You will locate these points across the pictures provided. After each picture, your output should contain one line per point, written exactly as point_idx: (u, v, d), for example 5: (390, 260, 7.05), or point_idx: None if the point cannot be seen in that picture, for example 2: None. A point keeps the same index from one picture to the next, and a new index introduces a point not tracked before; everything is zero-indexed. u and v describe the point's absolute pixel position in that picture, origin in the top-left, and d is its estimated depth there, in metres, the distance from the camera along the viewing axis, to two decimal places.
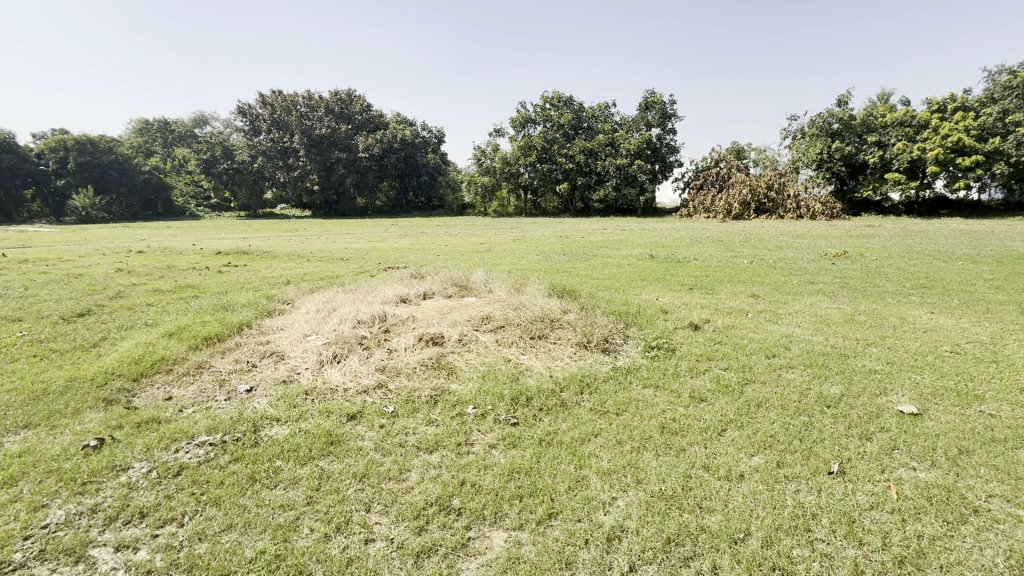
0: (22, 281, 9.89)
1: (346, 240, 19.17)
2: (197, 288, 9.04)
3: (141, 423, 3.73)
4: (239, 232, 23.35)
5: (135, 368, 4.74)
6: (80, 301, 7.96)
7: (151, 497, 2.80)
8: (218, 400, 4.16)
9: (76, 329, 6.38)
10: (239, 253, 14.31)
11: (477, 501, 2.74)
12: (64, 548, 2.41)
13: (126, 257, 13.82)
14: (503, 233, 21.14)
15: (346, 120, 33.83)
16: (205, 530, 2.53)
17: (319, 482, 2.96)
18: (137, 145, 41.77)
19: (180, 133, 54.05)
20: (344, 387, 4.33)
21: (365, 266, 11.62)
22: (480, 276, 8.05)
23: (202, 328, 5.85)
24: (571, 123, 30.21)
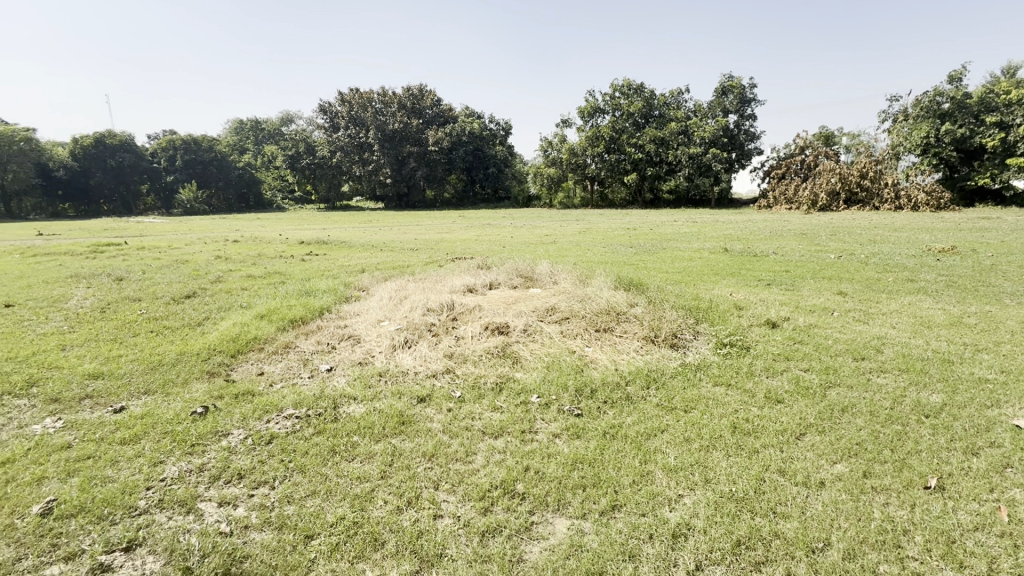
0: (141, 265, 11.25)
1: (416, 231, 19.94)
2: (283, 274, 9.82)
3: (239, 394, 4.15)
4: (320, 224, 25.00)
5: (232, 345, 5.25)
6: (187, 284, 8.90)
7: (247, 461, 3.11)
8: (303, 377, 4.53)
9: (184, 308, 7.16)
10: (319, 243, 15.31)
11: (541, 487, 2.79)
12: (178, 499, 2.74)
13: (223, 245, 15.26)
14: (568, 225, 20.98)
15: (417, 115, 34.98)
16: (293, 494, 2.78)
17: (391, 458, 3.14)
18: (233, 144, 45.79)
19: (269, 132, 58.56)
20: (415, 370, 4.55)
21: (434, 256, 12.02)
22: (546, 267, 8.07)
23: (289, 311, 6.36)
24: (641, 112, 29.26)
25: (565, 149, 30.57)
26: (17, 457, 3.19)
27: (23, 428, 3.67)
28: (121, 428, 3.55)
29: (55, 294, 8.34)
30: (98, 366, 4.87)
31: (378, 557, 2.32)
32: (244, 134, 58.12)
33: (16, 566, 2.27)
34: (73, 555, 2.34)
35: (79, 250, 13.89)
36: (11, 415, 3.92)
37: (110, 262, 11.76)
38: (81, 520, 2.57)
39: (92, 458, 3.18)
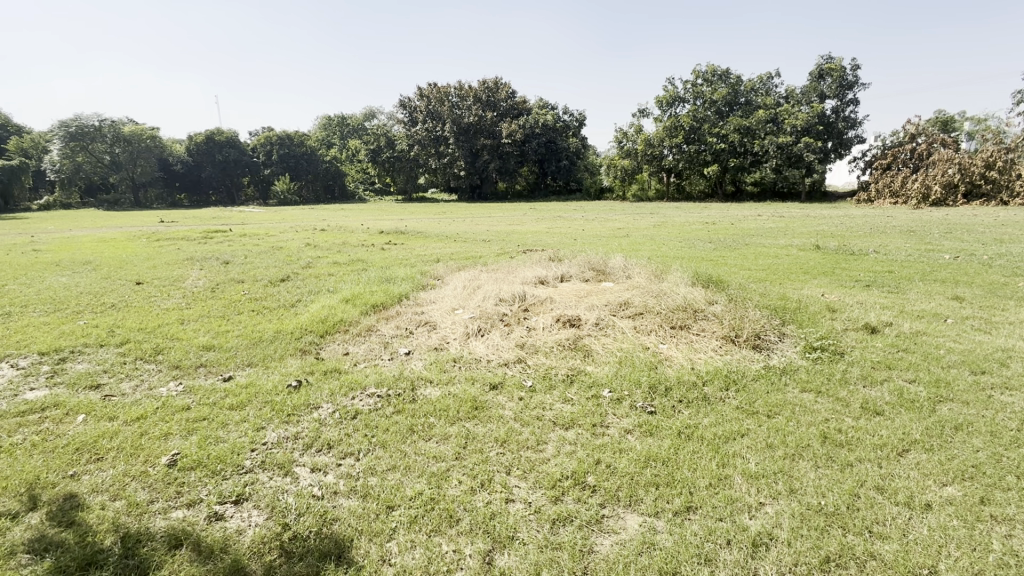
0: (244, 250, 12.43)
1: (488, 223, 20.29)
2: (365, 262, 10.41)
3: (328, 371, 4.49)
4: (397, 214, 26.17)
5: (322, 326, 5.68)
6: (281, 269, 9.71)
7: (335, 433, 3.37)
8: (384, 359, 4.81)
9: (279, 291, 7.82)
10: (397, 233, 16.06)
11: (612, 481, 2.78)
12: (277, 463, 3.03)
13: (313, 234, 16.45)
14: (642, 218, 20.35)
15: (492, 108, 35.47)
16: (376, 467, 2.98)
17: (465, 441, 3.26)
18: (321, 139, 49.06)
19: (354, 127, 62.13)
20: (487, 358, 4.67)
21: (506, 248, 12.18)
22: (619, 261, 7.91)
23: (371, 297, 6.75)
24: (726, 99, 27.65)
25: (641, 139, 29.63)
26: (148, 414, 3.67)
27: (152, 389, 4.21)
28: (230, 396, 3.97)
29: (175, 274, 9.45)
30: (210, 339, 5.47)
31: (453, 532, 2.42)
32: (331, 128, 61.97)
33: (150, 506, 2.62)
34: (193, 502, 2.66)
35: (193, 236, 15.58)
36: (143, 377, 4.51)
37: (219, 247, 13.12)
38: (199, 473, 2.91)
39: (207, 419, 3.58)
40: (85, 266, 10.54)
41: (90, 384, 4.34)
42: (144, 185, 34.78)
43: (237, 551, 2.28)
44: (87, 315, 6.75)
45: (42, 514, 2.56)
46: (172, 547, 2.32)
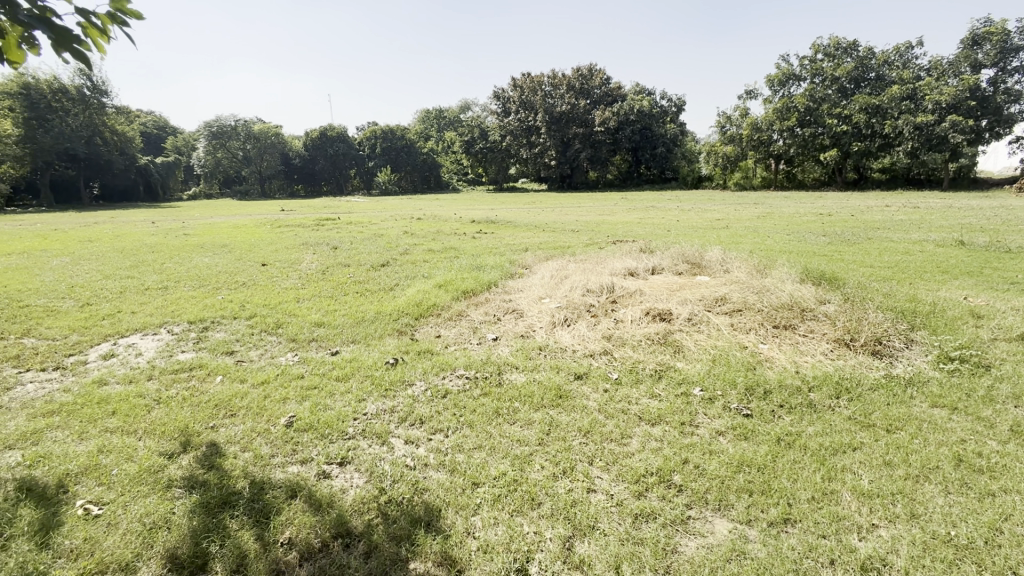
0: (350, 237, 13.53)
1: (577, 213, 20.10)
2: (457, 249, 10.83)
3: (422, 351, 4.77)
4: (488, 204, 26.82)
5: (417, 309, 6.04)
6: (382, 254, 10.42)
7: (427, 410, 3.59)
8: (472, 343, 4.99)
9: (380, 275, 8.42)
10: (489, 223, 16.50)
11: (700, 483, 2.66)
12: (376, 432, 3.29)
13: (411, 222, 17.47)
14: (744, 209, 18.97)
15: (585, 95, 35.06)
16: (463, 445, 3.12)
17: (548, 428, 3.30)
18: (421, 132, 51.69)
19: (450, 120, 64.87)
20: (573, 348, 4.67)
21: (595, 238, 12.00)
22: (717, 254, 7.46)
23: (462, 283, 7.02)
24: (851, 75, 24.82)
25: (746, 123, 27.51)
26: (270, 379, 4.17)
27: (274, 358, 4.77)
28: (337, 368, 4.39)
29: (293, 258, 10.54)
30: (321, 316, 6.05)
31: (535, 514, 2.47)
32: (429, 123, 65.23)
33: (271, 460, 2.98)
34: (306, 459, 2.98)
35: (308, 223, 17.27)
36: (267, 347, 5.13)
37: (329, 234, 14.40)
38: (312, 434, 3.26)
39: (317, 388, 3.99)
40: (223, 249, 12.14)
41: (225, 351, 5.01)
42: (268, 178, 39.13)
43: (341, 507, 2.51)
44: (224, 291, 7.78)
45: (191, 457, 3.02)
46: (289, 496, 2.62)
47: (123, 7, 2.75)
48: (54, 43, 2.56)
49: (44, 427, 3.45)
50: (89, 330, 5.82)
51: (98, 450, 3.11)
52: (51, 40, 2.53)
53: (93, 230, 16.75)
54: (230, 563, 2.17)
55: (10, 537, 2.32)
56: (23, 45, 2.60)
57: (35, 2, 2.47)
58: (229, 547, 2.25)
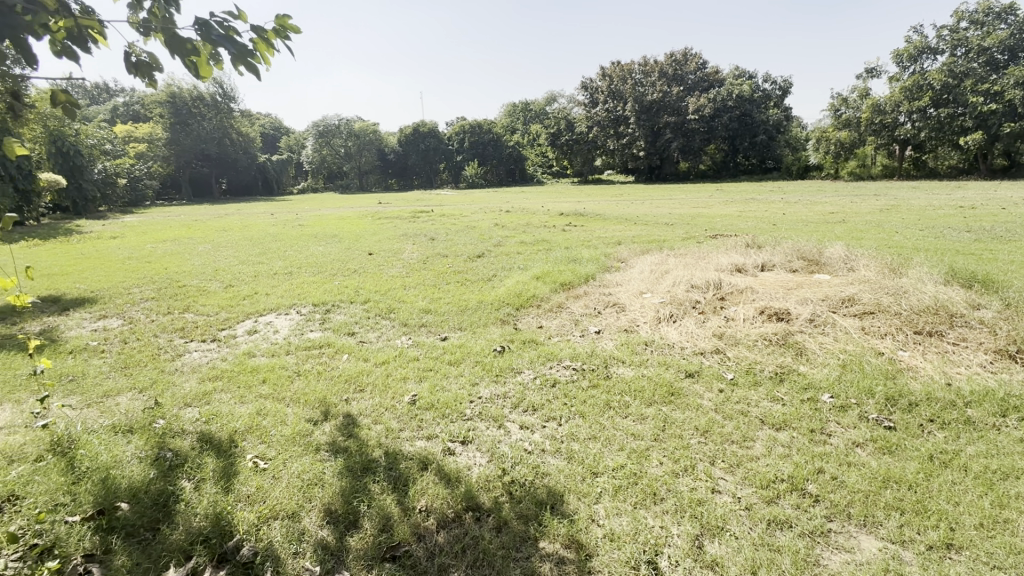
0: (445, 228, 14.11)
1: (669, 205, 19.28)
2: (549, 242, 10.88)
3: (526, 340, 4.89)
4: (574, 197, 26.62)
5: (517, 300, 6.18)
6: (477, 246, 10.76)
7: (538, 397, 3.68)
8: (575, 335, 5.02)
9: (477, 265, 8.72)
10: (577, 215, 16.39)
11: (841, 495, 2.48)
12: (492, 415, 3.44)
13: (500, 215, 17.85)
14: (863, 201, 17.12)
15: (679, 82, 33.59)
16: (577, 434, 3.17)
17: (663, 424, 3.25)
18: (508, 126, 52.47)
19: (535, 113, 65.32)
20: (681, 345, 4.53)
21: (692, 232, 11.48)
22: (838, 251, 6.82)
23: (560, 275, 7.06)
24: (1004, 45, 21.44)
25: (866, 104, 24.66)
26: (390, 360, 4.51)
27: (391, 340, 5.14)
28: (448, 353, 4.63)
29: (395, 248, 11.22)
30: (428, 304, 6.40)
31: (658, 509, 2.45)
32: (515, 116, 66.14)
33: (401, 433, 3.23)
34: (431, 436, 3.19)
35: (405, 215, 18.26)
36: (383, 330, 5.54)
37: (426, 225, 15.12)
38: (434, 413, 3.49)
39: (433, 370, 4.24)
40: (334, 239, 13.22)
41: (348, 332, 5.49)
42: (366, 172, 41.82)
43: (468, 483, 2.68)
44: (339, 277, 8.48)
45: (332, 425, 3.37)
46: (421, 467, 2.83)
47: (287, 23, 3.09)
48: (235, 58, 2.94)
49: (213, 389, 4.03)
50: (234, 309, 6.65)
51: (256, 412, 3.57)
52: (233, 55, 2.90)
53: (226, 221, 18.98)
54: (377, 521, 2.40)
55: (201, 479, 2.76)
56: (211, 62, 3.00)
57: (222, 23, 2.84)
58: (375, 508, 2.49)
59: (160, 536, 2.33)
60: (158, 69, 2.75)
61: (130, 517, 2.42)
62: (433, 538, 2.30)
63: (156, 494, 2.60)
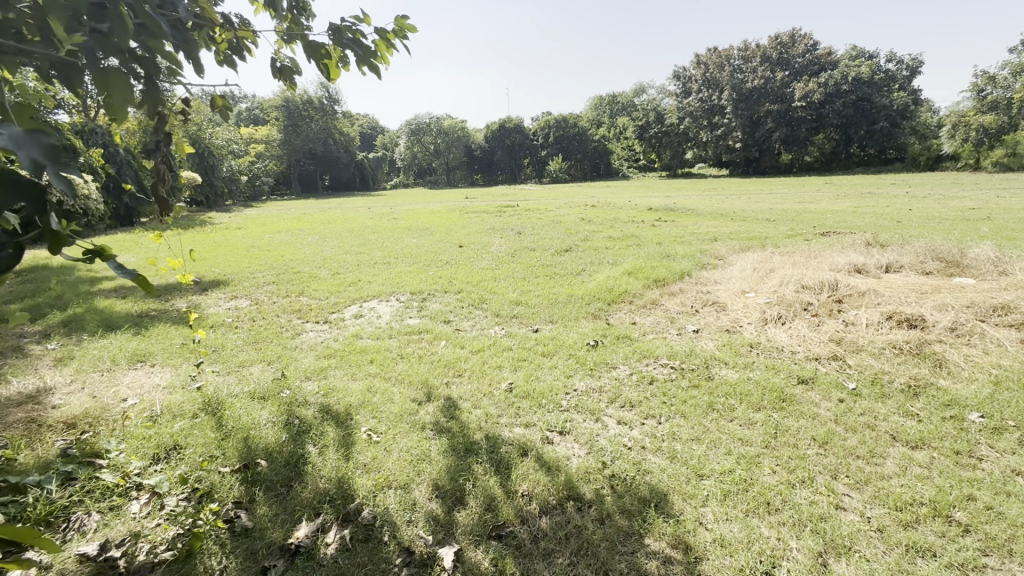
0: (531, 222, 14.22)
1: (770, 200, 17.89)
2: (639, 237, 10.56)
3: (620, 336, 4.80)
4: (661, 191, 25.60)
5: (609, 294, 6.08)
6: (563, 240, 10.73)
7: (635, 394, 3.60)
8: (672, 333, 4.84)
9: (565, 259, 8.70)
10: (667, 210, 15.76)
11: (998, 528, 2.17)
12: (588, 409, 3.43)
13: (585, 209, 17.66)
14: (1012, 195, 14.78)
15: (784, 67, 31.15)
16: (678, 434, 3.06)
17: (774, 432, 3.04)
18: (593, 119, 51.66)
19: (623, 106, 63.92)
20: (792, 349, 4.20)
21: (798, 228, 10.59)
22: (985, 251, 5.93)
23: (653, 271, 6.84)
24: None
25: None
26: (485, 348, 4.66)
27: (485, 330, 5.30)
28: (541, 344, 4.68)
29: (484, 241, 11.52)
30: (518, 295, 6.51)
31: (773, 520, 2.30)
32: (601, 109, 65.14)
33: (499, 419, 3.33)
34: (529, 424, 3.25)
35: (491, 209, 18.67)
36: (476, 319, 5.72)
37: (512, 220, 15.35)
38: (530, 402, 3.55)
39: (527, 360, 4.32)
40: (426, 231, 13.84)
41: (444, 319, 5.74)
42: (454, 168, 43.32)
43: (568, 473, 2.69)
44: (433, 268, 8.88)
45: (435, 406, 3.55)
46: (521, 453, 2.90)
47: (405, 25, 3.26)
48: (360, 60, 3.15)
49: (327, 365, 4.41)
50: (341, 294, 7.21)
51: (367, 389, 3.86)
52: (358, 57, 3.11)
53: (330, 214, 20.59)
54: (482, 501, 2.49)
55: (324, 445, 3.04)
56: (339, 65, 3.25)
57: (352, 28, 3.05)
58: (480, 488, 2.58)
59: (293, 491, 2.60)
60: (297, 73, 3.04)
61: (267, 473, 2.74)
62: (536, 522, 2.35)
63: (289, 455, 2.91)
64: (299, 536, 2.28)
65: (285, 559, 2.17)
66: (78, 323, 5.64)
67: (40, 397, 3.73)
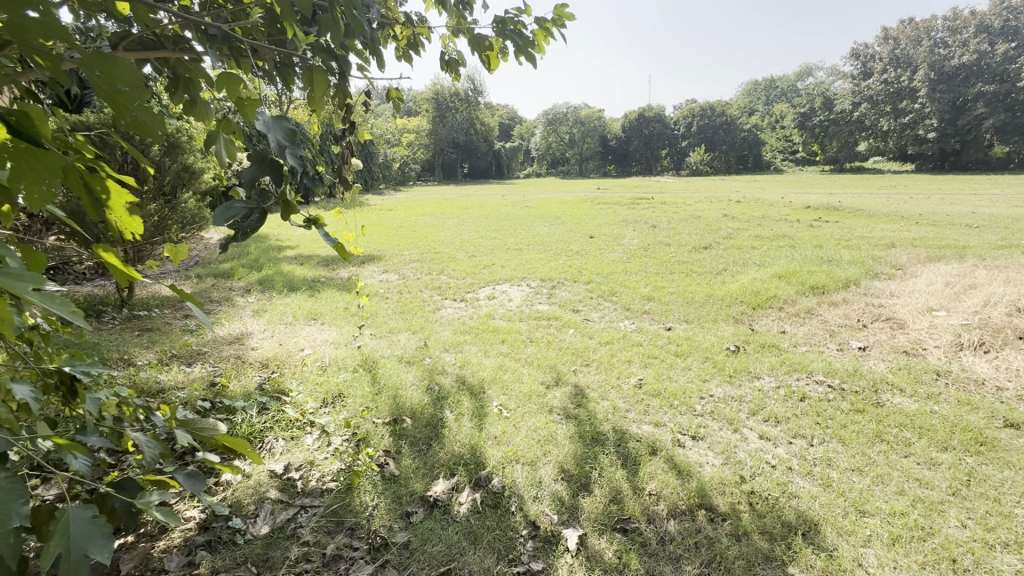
0: (667, 216, 13.55)
1: (973, 202, 14.74)
2: (793, 238, 9.44)
3: (765, 344, 4.37)
4: (824, 189, 22.54)
5: (754, 298, 5.56)
6: (703, 237, 10.04)
7: (783, 409, 3.26)
8: (831, 347, 4.27)
9: (704, 257, 8.15)
10: (829, 209, 13.86)
11: None
12: (725, 417, 3.20)
13: (728, 205, 16.31)
14: None
15: (1009, 38, 25.34)
16: (834, 461, 2.71)
17: (966, 479, 2.53)
18: (745, 107, 47.25)
19: (782, 92, 57.60)
20: (998, 385, 3.44)
21: (1013, 237, 8.58)
22: None
23: (810, 277, 6.08)
24: None
25: None
26: (614, 341, 4.59)
27: (614, 322, 5.21)
28: (674, 343, 4.47)
29: (615, 233, 11.30)
30: (650, 291, 6.27)
31: None
32: (755, 97, 59.29)
33: (627, 414, 3.27)
34: (659, 424, 3.14)
35: (624, 201, 18.20)
36: (605, 311, 5.65)
37: (646, 212, 14.76)
38: (661, 401, 3.42)
39: (658, 358, 4.16)
40: (557, 220, 13.98)
41: (572, 308, 5.77)
42: (587, 158, 42.98)
43: (701, 480, 2.55)
44: (563, 257, 8.96)
45: (563, 392, 3.60)
46: (650, 452, 2.81)
47: (564, 14, 3.27)
48: (519, 50, 3.24)
49: (463, 340, 4.71)
50: (476, 276, 7.64)
51: (498, 366, 4.06)
52: (517, 48, 3.20)
53: (468, 200, 21.84)
54: (609, 492, 2.48)
55: (459, 413, 3.27)
56: (499, 56, 3.38)
57: (514, 19, 3.15)
58: (606, 478, 2.57)
59: (433, 450, 2.85)
60: (463, 65, 3.25)
61: (411, 430, 3.04)
62: (664, 524, 2.27)
63: (429, 417, 3.19)
64: (437, 490, 2.51)
65: (424, 509, 2.39)
66: (270, 282, 6.79)
67: (243, 340, 4.58)
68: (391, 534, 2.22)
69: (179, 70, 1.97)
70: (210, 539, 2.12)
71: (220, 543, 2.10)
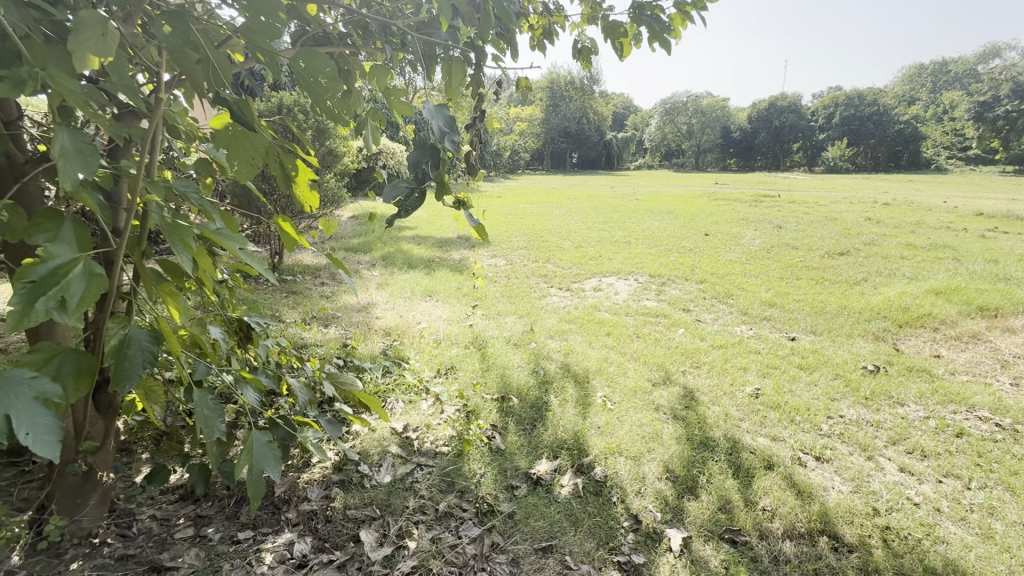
0: (795, 217, 12.31)
1: None
2: (957, 249, 8.08)
3: (913, 367, 3.83)
4: (1002, 193, 18.92)
5: (901, 315, 4.89)
6: (839, 241, 8.98)
7: (932, 443, 2.86)
8: (1002, 381, 3.63)
9: (838, 264, 7.31)
10: (1009, 217, 11.62)
11: None
12: (857, 442, 2.88)
13: (873, 207, 14.38)
14: None
15: None
16: (999, 511, 2.33)
17: None
18: (903, 95, 41.00)
19: (955, 77, 49.11)
20: None
21: None
22: None
23: (979, 296, 5.17)
24: None
25: None
26: (728, 345, 4.32)
27: (729, 326, 4.91)
28: (798, 355, 4.10)
29: (734, 231, 10.55)
30: (772, 296, 5.78)
31: None
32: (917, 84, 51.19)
33: (740, 423, 3.09)
34: (777, 438, 2.92)
35: (745, 198, 16.87)
36: (719, 313, 5.33)
37: (770, 211, 13.54)
38: (780, 414, 3.17)
39: (778, 368, 3.85)
40: (669, 215, 13.36)
41: (683, 307, 5.53)
42: (705, 151, 40.38)
43: (824, 505, 2.34)
44: (674, 253, 8.57)
45: (671, 391, 3.49)
46: (765, 466, 2.64)
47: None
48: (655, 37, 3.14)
49: (568, 329, 4.75)
50: (582, 266, 7.62)
51: (602, 358, 4.04)
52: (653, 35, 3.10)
53: (575, 190, 21.69)
54: (717, 499, 2.38)
55: (563, 399, 3.32)
56: (632, 43, 3.30)
57: (652, 4, 3.04)
58: (714, 485, 2.47)
59: (537, 431, 2.94)
60: (595, 53, 3.22)
61: (517, 409, 3.16)
62: (778, 543, 2.13)
63: (534, 399, 3.28)
64: (540, 469, 2.59)
65: (528, 485, 2.49)
66: (391, 259, 7.39)
67: (369, 309, 5.06)
68: (496, 503, 2.35)
69: (342, 63, 2.20)
70: (342, 479, 2.40)
71: (351, 484, 2.38)
